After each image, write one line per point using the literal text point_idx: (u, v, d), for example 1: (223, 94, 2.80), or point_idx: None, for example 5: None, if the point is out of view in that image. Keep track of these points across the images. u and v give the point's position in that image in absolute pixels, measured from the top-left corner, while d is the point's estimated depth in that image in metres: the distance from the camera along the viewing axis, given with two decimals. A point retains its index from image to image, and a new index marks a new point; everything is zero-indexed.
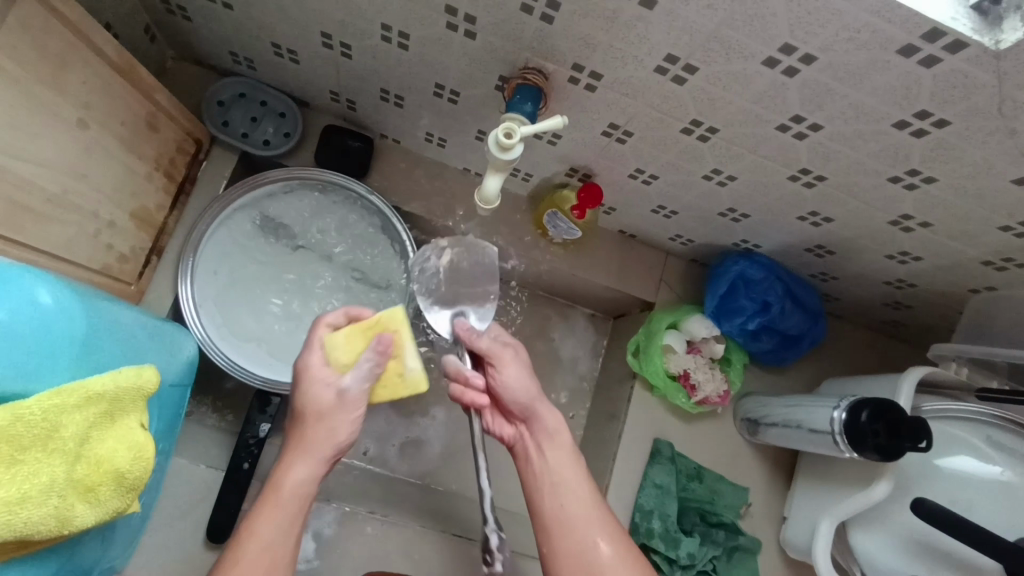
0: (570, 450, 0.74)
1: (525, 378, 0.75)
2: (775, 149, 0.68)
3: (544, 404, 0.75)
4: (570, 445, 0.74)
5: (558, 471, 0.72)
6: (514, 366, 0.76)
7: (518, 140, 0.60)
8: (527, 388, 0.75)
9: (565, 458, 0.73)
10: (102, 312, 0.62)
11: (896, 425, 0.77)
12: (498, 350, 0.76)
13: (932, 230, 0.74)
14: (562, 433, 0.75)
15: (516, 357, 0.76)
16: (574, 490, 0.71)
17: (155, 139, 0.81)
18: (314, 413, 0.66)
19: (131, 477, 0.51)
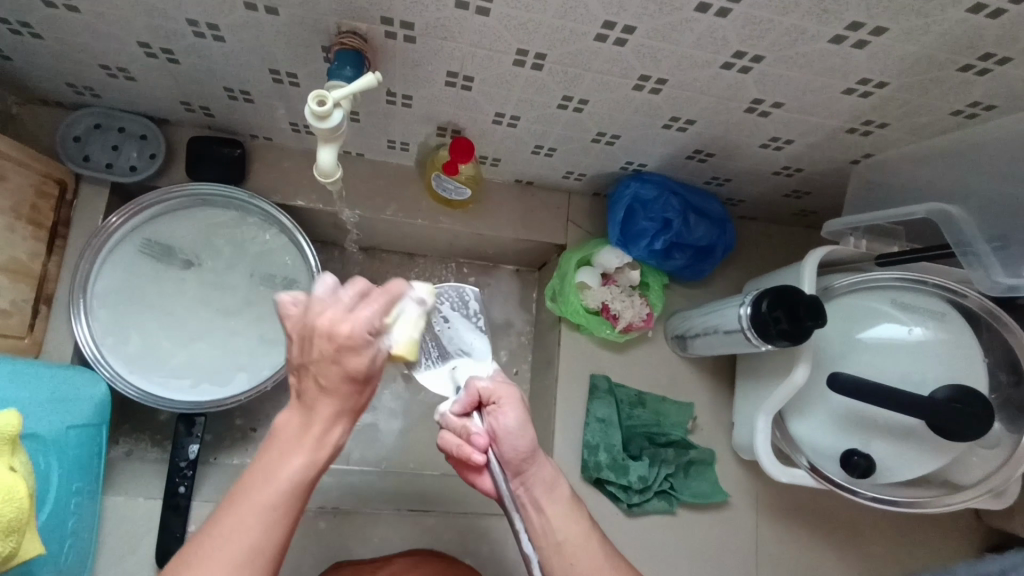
0: (566, 498, 0.71)
1: (526, 434, 0.70)
2: (606, 61, 0.67)
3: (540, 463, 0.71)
4: (570, 496, 0.71)
5: (562, 531, 0.68)
6: (514, 411, 0.70)
7: (332, 105, 0.59)
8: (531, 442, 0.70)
9: (567, 512, 0.70)
10: None
11: (794, 307, 0.78)
12: (501, 389, 0.71)
13: (786, 110, 0.74)
14: (558, 486, 0.71)
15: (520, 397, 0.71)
16: (575, 542, 0.68)
17: (7, 188, 0.79)
18: (269, 462, 0.55)
19: (7, 520, 0.51)
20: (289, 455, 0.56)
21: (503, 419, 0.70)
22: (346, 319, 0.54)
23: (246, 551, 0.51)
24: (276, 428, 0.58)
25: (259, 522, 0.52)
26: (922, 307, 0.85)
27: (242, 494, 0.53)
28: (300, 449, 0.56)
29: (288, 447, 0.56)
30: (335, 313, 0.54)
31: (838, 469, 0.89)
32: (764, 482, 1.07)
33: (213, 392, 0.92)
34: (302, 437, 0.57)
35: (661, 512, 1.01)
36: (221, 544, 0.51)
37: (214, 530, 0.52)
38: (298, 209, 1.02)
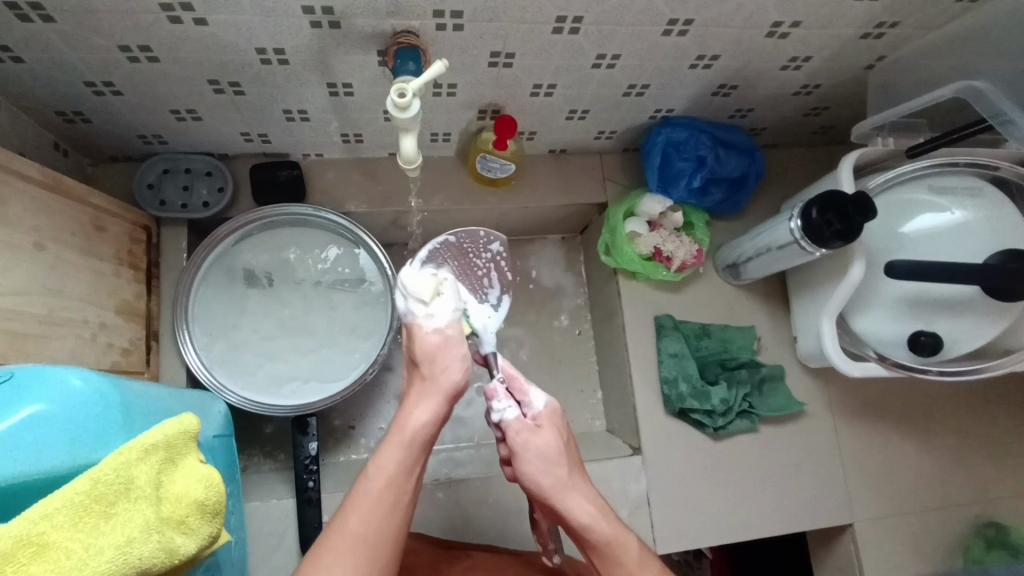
0: (626, 554, 0.72)
1: (547, 467, 0.72)
2: (638, 12, 0.73)
3: (578, 501, 0.72)
4: (614, 543, 0.72)
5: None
6: (527, 462, 0.72)
7: (412, 96, 0.66)
8: (550, 482, 0.72)
9: (612, 560, 0.72)
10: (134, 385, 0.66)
11: (844, 207, 0.84)
12: (514, 427, 0.72)
13: (804, 27, 0.80)
14: (598, 530, 0.72)
15: (535, 445, 0.72)
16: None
17: (107, 238, 0.86)
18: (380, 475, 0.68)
19: (211, 502, 0.57)
20: (394, 462, 0.69)
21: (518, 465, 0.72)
22: (459, 366, 0.73)
23: (371, 542, 0.65)
24: (395, 426, 0.71)
25: (386, 524, 0.66)
26: (958, 188, 0.90)
27: (358, 502, 0.66)
28: (405, 454, 0.69)
29: (385, 454, 0.69)
30: (453, 362, 0.73)
31: (907, 353, 0.94)
32: (836, 388, 1.12)
33: (318, 393, 0.98)
34: (416, 440, 0.70)
35: (746, 430, 1.07)
36: (354, 544, 0.64)
37: (346, 529, 0.65)
38: (357, 215, 1.08)
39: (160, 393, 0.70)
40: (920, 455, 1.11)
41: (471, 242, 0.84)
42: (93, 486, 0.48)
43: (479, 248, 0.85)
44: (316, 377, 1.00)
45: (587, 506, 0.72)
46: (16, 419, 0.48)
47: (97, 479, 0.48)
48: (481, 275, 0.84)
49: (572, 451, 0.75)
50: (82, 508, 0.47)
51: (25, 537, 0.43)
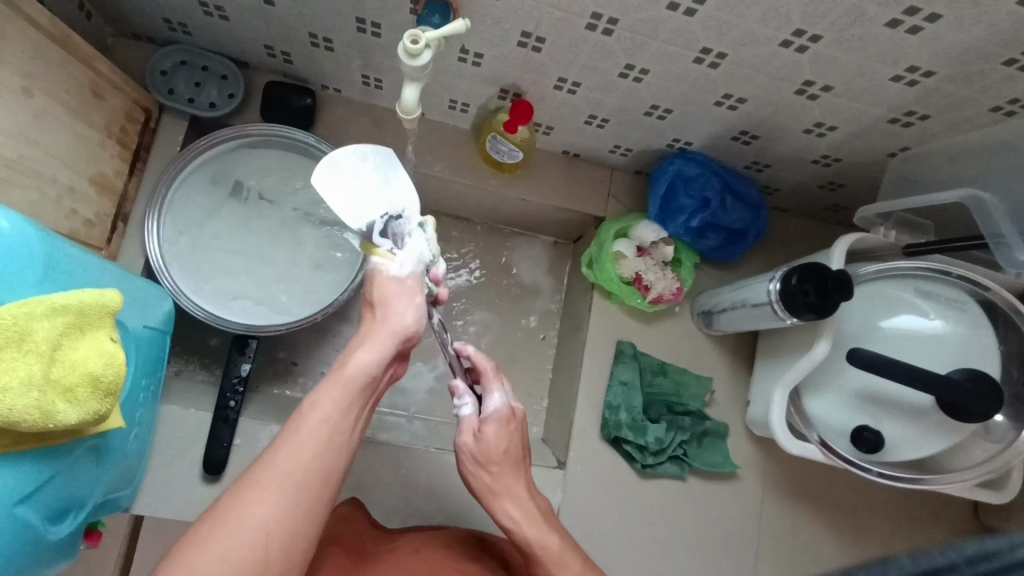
0: (557, 549, 0.72)
1: (488, 471, 0.74)
2: (673, 31, 0.72)
3: (517, 503, 0.74)
4: (535, 545, 0.72)
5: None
6: (471, 456, 0.74)
7: (424, 45, 0.65)
8: (499, 483, 0.75)
9: (535, 558, 0.72)
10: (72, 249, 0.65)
11: (823, 282, 0.82)
12: (469, 425, 0.75)
13: (834, 94, 0.78)
14: (543, 535, 0.73)
15: (483, 444, 0.74)
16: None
17: (102, 107, 0.86)
18: (316, 412, 0.60)
19: (107, 380, 0.57)
20: (334, 403, 0.61)
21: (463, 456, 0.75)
22: (415, 313, 0.66)
23: (297, 485, 0.57)
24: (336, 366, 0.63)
25: (317, 469, 0.59)
26: (942, 296, 0.89)
27: (289, 437, 0.59)
28: (348, 395, 0.62)
29: (324, 394, 0.61)
30: (408, 307, 0.66)
31: (849, 446, 0.93)
32: (773, 462, 1.11)
33: (267, 319, 0.97)
34: (358, 379, 0.62)
35: (673, 476, 1.06)
36: (273, 478, 0.56)
37: (267, 466, 0.57)
38: None
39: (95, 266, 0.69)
40: (839, 551, 1.10)
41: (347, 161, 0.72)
42: None
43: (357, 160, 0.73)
44: (269, 302, 0.99)
45: (528, 508, 0.74)
46: None
47: None
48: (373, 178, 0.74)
49: (523, 454, 0.78)
50: None
51: None
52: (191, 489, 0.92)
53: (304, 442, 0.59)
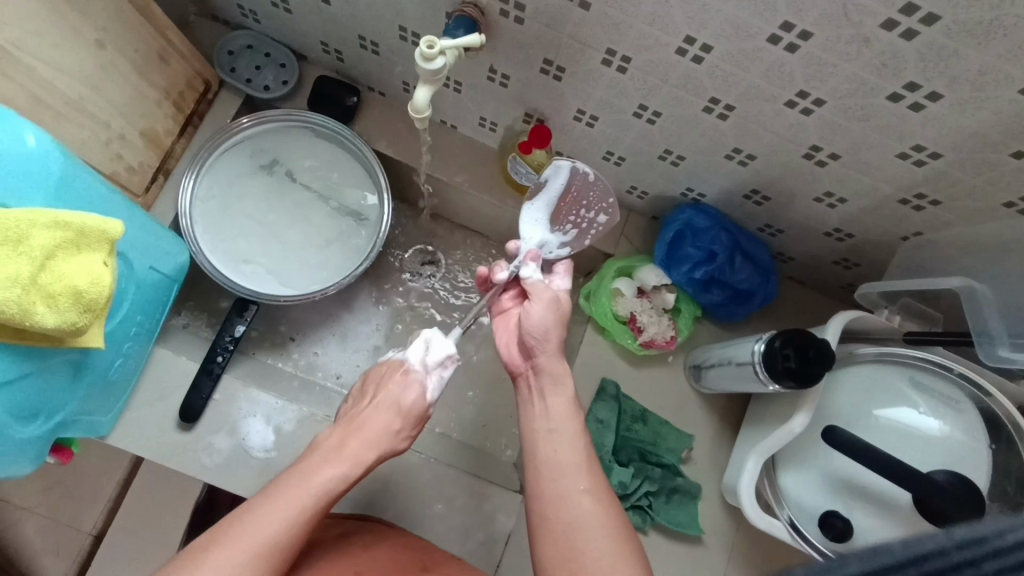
0: (569, 397, 0.80)
1: (553, 320, 0.82)
2: (682, 76, 0.74)
3: (551, 355, 0.81)
4: (571, 394, 0.80)
5: (556, 421, 0.77)
6: (541, 304, 0.82)
7: (439, 51, 0.70)
8: (548, 331, 0.81)
9: (564, 407, 0.79)
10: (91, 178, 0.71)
11: (805, 350, 0.80)
12: (537, 286, 0.83)
13: (842, 163, 0.78)
14: (565, 383, 0.80)
15: (550, 299, 0.82)
16: (561, 440, 0.76)
17: (165, 71, 0.95)
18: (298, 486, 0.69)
19: (89, 297, 0.62)
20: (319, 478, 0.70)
21: (533, 311, 0.81)
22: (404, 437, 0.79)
23: (269, 540, 0.64)
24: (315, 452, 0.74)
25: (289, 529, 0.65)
26: (938, 392, 0.84)
27: (264, 506, 0.66)
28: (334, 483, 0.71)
29: (311, 474, 0.70)
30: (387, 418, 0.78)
31: (818, 532, 0.88)
32: (743, 537, 1.05)
33: (273, 290, 1.04)
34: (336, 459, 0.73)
35: (633, 527, 1.02)
36: (251, 538, 0.63)
37: (248, 520, 0.65)
38: (386, 158, 1.14)
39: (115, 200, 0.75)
40: None
41: (599, 192, 0.91)
42: None
43: (587, 190, 0.91)
44: (280, 275, 1.06)
45: (560, 362, 0.81)
46: None
47: None
48: (574, 205, 0.91)
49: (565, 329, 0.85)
50: None
51: None
52: (162, 433, 0.95)
53: (286, 511, 0.66)
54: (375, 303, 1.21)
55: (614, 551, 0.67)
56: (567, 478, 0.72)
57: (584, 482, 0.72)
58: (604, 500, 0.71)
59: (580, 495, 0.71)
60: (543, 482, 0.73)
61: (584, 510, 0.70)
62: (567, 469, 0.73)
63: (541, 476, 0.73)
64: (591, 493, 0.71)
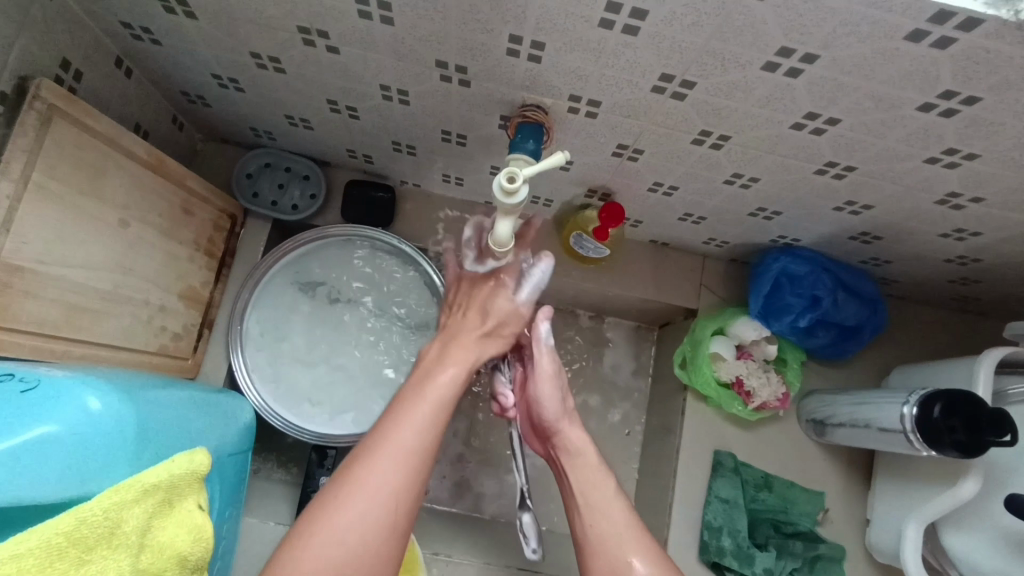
0: (596, 462, 0.76)
1: (559, 392, 0.78)
2: (794, 148, 0.64)
3: (569, 427, 0.77)
4: (594, 462, 0.76)
5: (587, 493, 0.74)
6: (548, 382, 0.77)
7: (521, 182, 0.59)
8: (555, 404, 0.77)
9: (593, 475, 0.75)
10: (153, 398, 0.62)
11: (974, 419, 0.71)
12: (537, 358, 0.77)
13: (985, 205, 0.68)
14: (585, 453, 0.76)
15: (554, 373, 0.78)
16: (603, 509, 0.72)
17: (191, 222, 0.86)
18: None
19: (194, 557, 0.54)
20: None
21: (536, 390, 0.78)
22: None
23: None
24: None
25: None
26: None
27: None
28: None
29: None
30: None
31: None
32: None
33: (344, 425, 0.94)
34: None
35: None
36: (365, 497, 0.60)
37: (357, 479, 0.61)
38: (433, 253, 1.05)
39: (176, 405, 0.67)
40: None
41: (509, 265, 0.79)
42: (76, 528, 0.45)
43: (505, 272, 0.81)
44: (347, 407, 0.96)
45: (577, 430, 0.78)
46: (24, 437, 0.47)
47: (83, 519, 0.45)
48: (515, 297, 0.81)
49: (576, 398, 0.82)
50: (59, 551, 0.44)
51: None
52: None
53: None
54: None
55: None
56: (617, 555, 0.68)
57: (639, 554, 0.68)
58: (660, 566, 0.67)
59: (632, 558, 0.68)
60: (591, 561, 0.70)
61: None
62: (619, 543, 0.69)
63: (590, 550, 0.70)
64: (645, 562, 0.67)
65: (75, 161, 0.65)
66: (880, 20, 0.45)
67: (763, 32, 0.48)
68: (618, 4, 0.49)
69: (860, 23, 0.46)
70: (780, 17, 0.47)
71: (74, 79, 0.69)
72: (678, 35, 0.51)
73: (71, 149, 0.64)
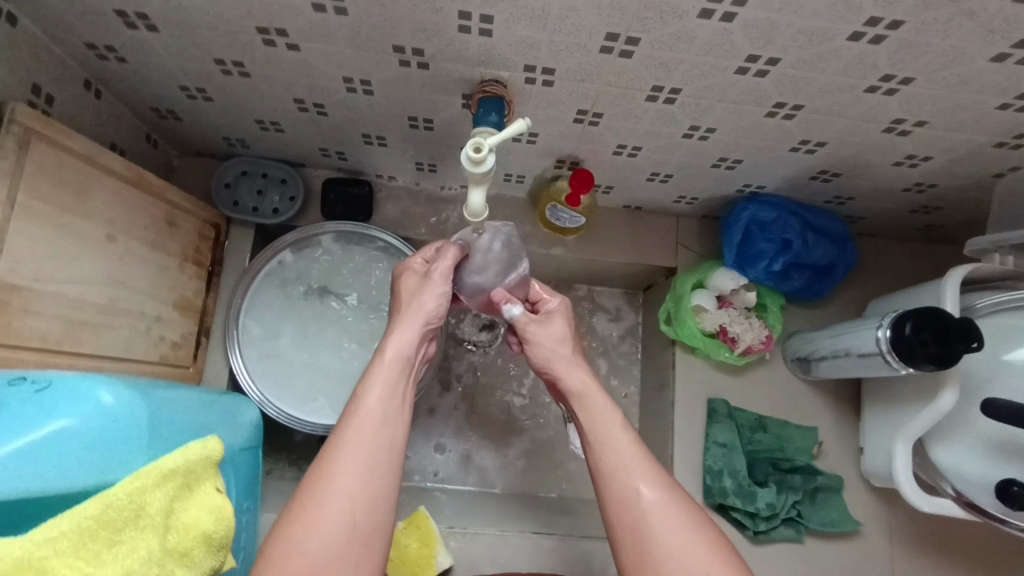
0: (602, 399, 0.76)
1: (557, 345, 0.79)
2: (742, 92, 0.68)
3: (568, 368, 0.78)
4: (601, 398, 0.76)
5: (594, 429, 0.74)
6: (542, 333, 0.80)
7: (487, 152, 0.62)
8: (552, 353, 0.79)
9: (601, 411, 0.75)
10: (162, 395, 0.64)
11: (943, 331, 0.75)
12: (524, 322, 0.80)
13: (929, 127, 0.72)
14: (589, 393, 0.76)
15: (547, 326, 0.81)
16: (610, 444, 0.72)
17: (177, 234, 0.88)
18: None
19: (220, 536, 0.56)
20: None
21: (535, 346, 0.80)
22: None
23: None
24: None
25: None
26: None
27: None
28: None
29: None
30: None
31: (994, 502, 0.81)
32: (896, 513, 1.01)
33: None
34: None
35: (789, 539, 0.97)
36: (356, 454, 0.64)
37: (345, 441, 0.65)
38: (415, 241, 1.07)
39: (185, 403, 0.70)
40: None
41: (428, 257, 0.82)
42: (102, 512, 0.47)
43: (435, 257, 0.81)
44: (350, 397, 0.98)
45: (580, 373, 0.78)
46: (44, 433, 0.49)
47: (108, 503, 0.48)
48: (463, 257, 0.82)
49: (580, 346, 0.83)
50: (88, 533, 0.47)
51: (25, 560, 0.43)
52: None
53: None
54: (446, 389, 1.15)
55: (692, 534, 0.65)
56: (626, 481, 0.69)
57: (646, 480, 0.69)
58: (666, 488, 0.68)
59: (638, 483, 0.68)
60: (603, 489, 0.70)
61: (652, 513, 0.66)
62: (626, 471, 0.70)
63: (604, 482, 0.70)
64: (651, 487, 0.68)
65: (57, 180, 0.67)
66: None
67: None
68: None
69: None
70: None
71: (47, 103, 0.72)
72: None
73: (52, 170, 0.66)
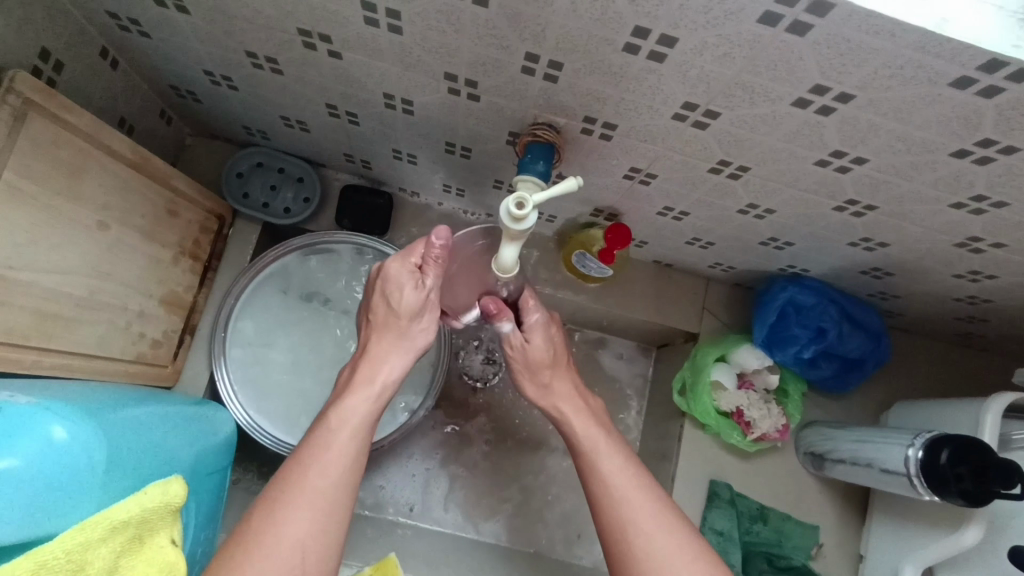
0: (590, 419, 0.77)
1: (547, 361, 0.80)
2: (815, 183, 0.61)
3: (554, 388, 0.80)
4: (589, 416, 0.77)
5: (592, 451, 0.72)
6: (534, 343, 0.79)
7: (531, 209, 0.56)
8: (545, 365, 0.80)
9: (593, 433, 0.75)
10: (127, 419, 0.59)
11: (982, 468, 0.69)
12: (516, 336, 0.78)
13: (1006, 250, 0.66)
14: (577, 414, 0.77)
15: (540, 338, 0.79)
16: (609, 469, 0.70)
17: (176, 224, 0.82)
18: None
19: None
20: None
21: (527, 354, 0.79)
22: None
23: None
24: None
25: None
26: None
27: None
28: None
29: None
30: None
31: None
32: None
33: None
34: None
35: None
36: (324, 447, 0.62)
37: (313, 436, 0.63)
38: None
39: (154, 423, 0.64)
40: None
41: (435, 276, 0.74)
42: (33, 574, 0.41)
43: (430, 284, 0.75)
44: None
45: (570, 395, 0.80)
46: None
47: (41, 564, 0.42)
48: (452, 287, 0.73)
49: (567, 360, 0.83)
50: None
51: None
52: None
53: None
54: (435, 420, 1.08)
55: None
56: (626, 512, 0.66)
57: (645, 511, 0.65)
58: (669, 520, 0.65)
59: (638, 513, 0.65)
60: (603, 516, 0.67)
61: (652, 542, 0.63)
62: (624, 499, 0.67)
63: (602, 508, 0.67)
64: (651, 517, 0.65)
65: (52, 160, 0.61)
66: (927, 65, 0.42)
67: (799, 69, 0.45)
68: (646, 29, 0.45)
69: (903, 66, 0.43)
70: (818, 55, 0.43)
71: (55, 70, 0.65)
72: (707, 65, 0.47)
73: (48, 148, 0.60)
